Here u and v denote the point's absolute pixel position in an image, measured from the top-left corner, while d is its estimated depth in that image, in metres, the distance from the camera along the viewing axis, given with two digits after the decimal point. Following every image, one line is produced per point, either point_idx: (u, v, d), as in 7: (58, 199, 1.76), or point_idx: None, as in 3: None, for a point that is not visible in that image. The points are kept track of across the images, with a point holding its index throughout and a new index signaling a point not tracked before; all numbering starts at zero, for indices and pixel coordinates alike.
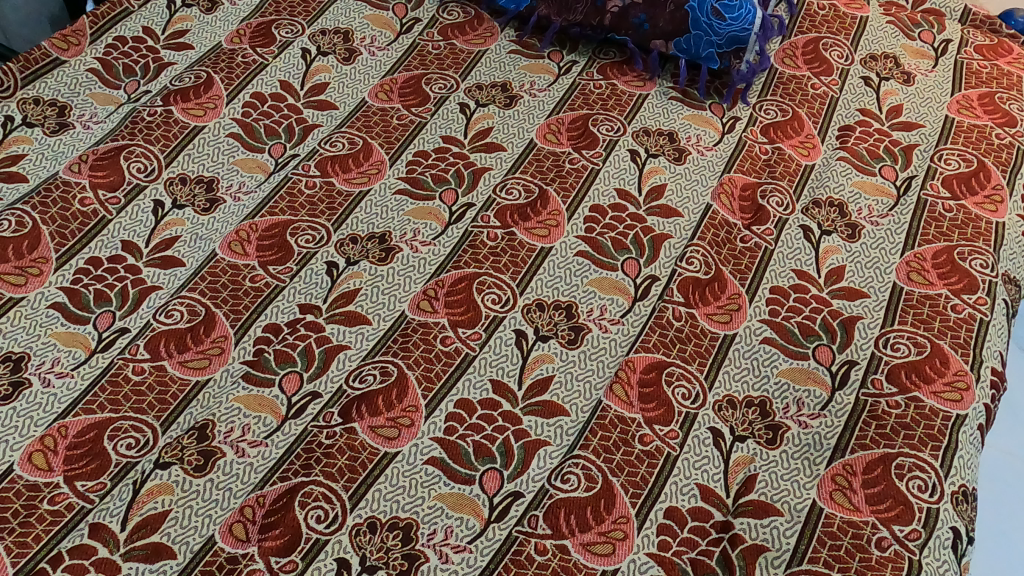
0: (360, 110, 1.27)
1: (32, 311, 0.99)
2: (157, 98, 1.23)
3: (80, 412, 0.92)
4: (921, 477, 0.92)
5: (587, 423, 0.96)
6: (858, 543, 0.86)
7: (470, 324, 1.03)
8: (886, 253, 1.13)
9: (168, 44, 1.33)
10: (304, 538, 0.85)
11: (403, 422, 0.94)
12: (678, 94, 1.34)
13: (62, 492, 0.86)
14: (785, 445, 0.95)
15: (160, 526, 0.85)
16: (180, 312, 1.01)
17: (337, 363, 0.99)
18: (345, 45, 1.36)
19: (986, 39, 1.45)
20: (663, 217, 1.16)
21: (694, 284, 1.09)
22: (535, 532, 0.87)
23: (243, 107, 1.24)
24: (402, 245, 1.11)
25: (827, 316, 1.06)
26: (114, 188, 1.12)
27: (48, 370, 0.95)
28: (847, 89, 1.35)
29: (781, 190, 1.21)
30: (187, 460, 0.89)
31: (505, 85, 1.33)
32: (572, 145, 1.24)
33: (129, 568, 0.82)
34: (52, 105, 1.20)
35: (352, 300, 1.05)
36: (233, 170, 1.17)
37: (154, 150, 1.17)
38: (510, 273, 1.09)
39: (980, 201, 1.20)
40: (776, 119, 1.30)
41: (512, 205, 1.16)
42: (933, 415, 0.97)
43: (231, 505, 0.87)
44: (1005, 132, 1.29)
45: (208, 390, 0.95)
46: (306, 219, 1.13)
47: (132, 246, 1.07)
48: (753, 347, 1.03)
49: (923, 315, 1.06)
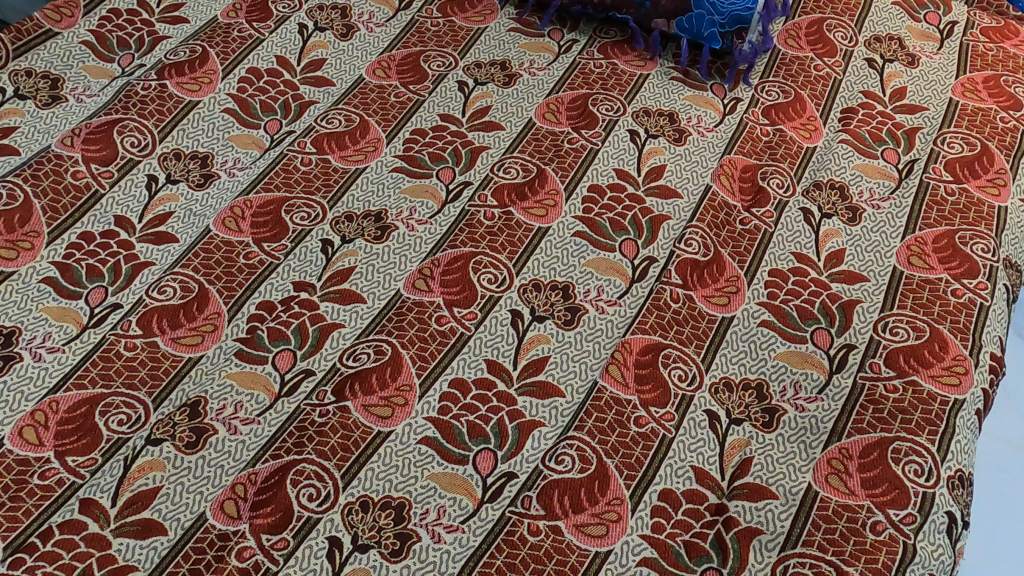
0: (358, 87, 1.26)
1: (24, 285, 0.98)
2: (151, 72, 1.22)
3: (71, 387, 0.91)
4: (917, 461, 0.91)
5: (582, 404, 0.95)
6: (853, 527, 0.86)
7: (465, 303, 1.02)
8: (887, 237, 1.12)
9: (163, 18, 1.31)
10: (295, 516, 0.84)
11: (397, 401, 0.93)
12: (679, 75, 1.32)
13: (52, 467, 0.85)
14: (782, 429, 0.94)
15: (151, 502, 0.84)
16: (172, 288, 1.00)
17: (331, 341, 0.98)
18: (343, 21, 1.35)
19: (992, 22, 1.43)
20: (662, 198, 1.15)
21: (692, 266, 1.08)
22: (529, 512, 0.86)
23: (239, 82, 1.23)
24: (398, 223, 1.10)
25: (826, 299, 1.05)
26: (107, 162, 1.10)
27: (39, 345, 0.94)
28: (850, 71, 1.33)
29: (781, 172, 1.19)
30: (179, 437, 0.89)
31: (505, 63, 1.32)
32: (571, 125, 1.23)
33: (120, 544, 0.81)
34: (44, 77, 1.19)
35: (346, 278, 1.04)
36: (228, 146, 1.16)
37: (148, 125, 1.15)
38: (506, 253, 1.07)
39: (982, 184, 1.19)
40: (778, 100, 1.29)
41: (510, 184, 1.15)
42: (931, 400, 0.96)
43: (222, 482, 0.86)
44: (1010, 115, 1.28)
45: (200, 367, 0.95)
46: (302, 196, 1.11)
47: (125, 221, 1.06)
48: (751, 330, 1.02)
49: (923, 299, 1.05)
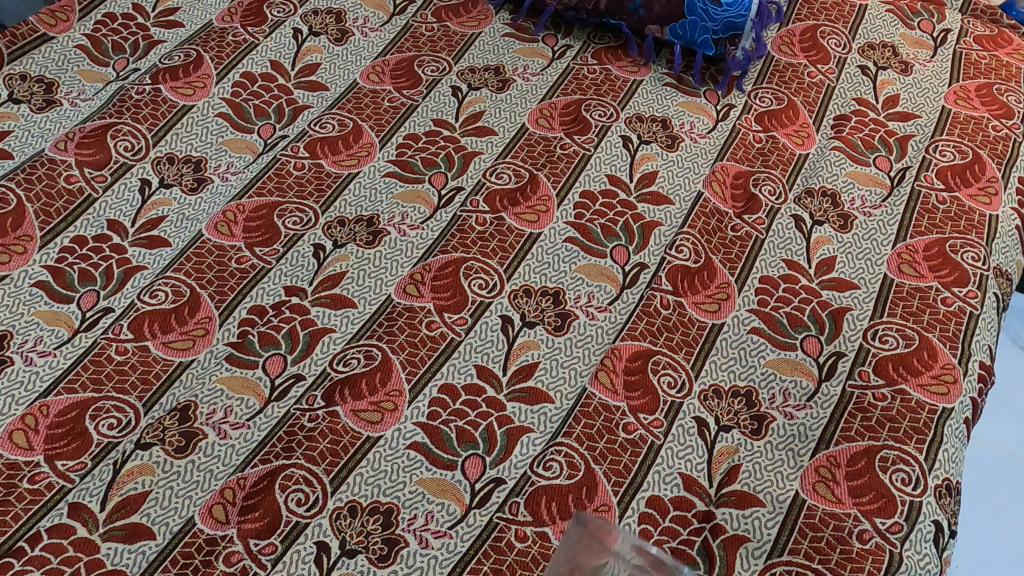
0: (351, 92, 1.26)
1: (16, 289, 0.99)
2: (145, 76, 1.22)
3: (62, 391, 0.91)
4: (905, 470, 0.91)
5: (571, 411, 0.95)
6: (840, 535, 0.86)
7: (456, 309, 1.03)
8: (877, 244, 1.12)
9: (158, 23, 1.32)
10: (283, 521, 0.84)
11: (387, 406, 0.94)
12: (673, 81, 1.33)
13: (42, 471, 0.86)
14: (770, 436, 0.94)
15: (140, 506, 0.84)
16: (164, 292, 1.01)
17: (321, 346, 0.98)
18: (337, 25, 1.35)
19: (986, 30, 1.44)
20: (653, 204, 1.15)
21: (682, 273, 1.08)
22: (516, 518, 0.87)
23: (233, 87, 1.23)
24: (389, 228, 1.10)
25: (817, 306, 1.05)
26: (100, 167, 1.11)
27: (30, 349, 0.94)
28: (843, 78, 1.34)
29: (773, 178, 1.19)
30: (168, 441, 0.89)
31: (498, 69, 1.32)
32: (564, 130, 1.23)
33: (108, 548, 0.81)
34: (38, 81, 1.19)
35: (337, 283, 1.04)
36: (222, 150, 1.16)
37: (142, 129, 1.16)
38: (497, 258, 1.08)
39: (974, 192, 1.19)
40: (771, 107, 1.29)
41: (502, 189, 1.15)
42: (919, 408, 0.96)
43: (211, 486, 0.86)
44: (1002, 124, 1.28)
45: (191, 370, 0.95)
46: (294, 201, 1.12)
47: (118, 225, 1.06)
48: (741, 336, 1.02)
49: (913, 308, 1.05)
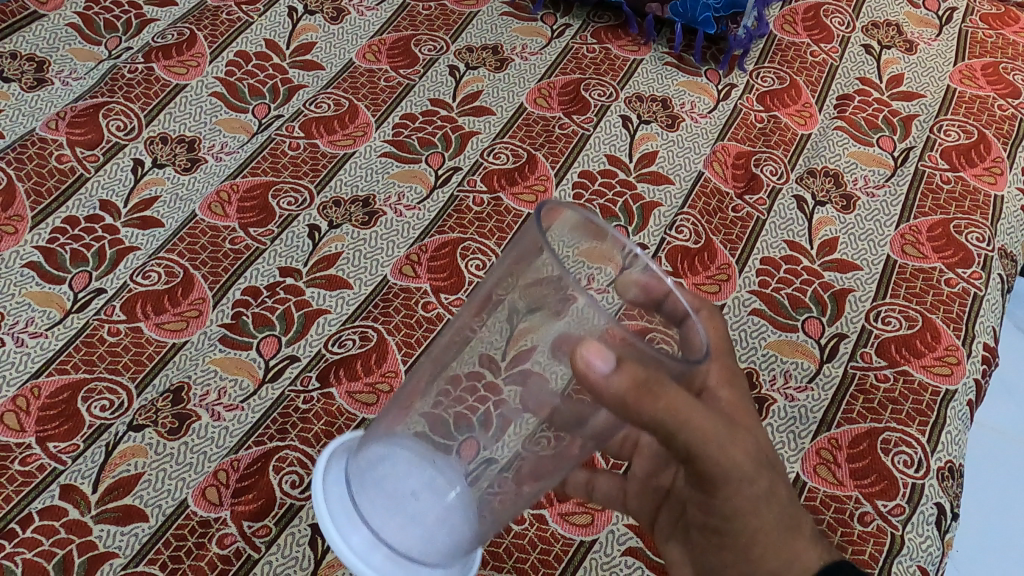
0: (347, 71, 1.24)
1: (7, 270, 0.97)
2: (138, 55, 1.20)
3: (54, 372, 0.90)
4: (907, 452, 0.90)
5: None
6: (841, 517, 0.85)
7: (452, 290, 1.02)
8: (881, 225, 1.11)
9: (152, 1, 1.30)
10: (277, 503, 0.83)
11: (381, 387, 0.92)
12: (674, 60, 1.31)
13: (33, 453, 0.84)
14: (772, 418, 0.92)
15: (133, 488, 0.83)
16: (157, 273, 0.99)
17: (316, 328, 0.97)
18: (333, 4, 1.34)
19: (992, 8, 1.42)
20: (653, 184, 1.14)
21: (682, 253, 1.06)
22: None
23: (227, 66, 1.22)
24: (385, 208, 1.08)
25: (818, 288, 1.04)
26: (92, 147, 1.09)
27: (22, 329, 0.93)
28: (846, 57, 1.32)
29: (775, 159, 1.18)
30: (161, 423, 0.88)
31: (496, 48, 1.30)
32: (562, 110, 1.22)
33: (101, 530, 0.80)
34: (29, 60, 1.18)
35: (333, 264, 1.02)
36: (215, 130, 1.15)
37: (135, 108, 1.14)
38: (495, 239, 1.07)
39: (979, 172, 1.17)
40: (773, 86, 1.27)
41: (500, 169, 1.14)
42: (922, 390, 0.95)
43: (204, 469, 0.85)
44: (1008, 102, 1.26)
45: (184, 351, 0.93)
46: (289, 180, 1.10)
47: (110, 206, 1.05)
48: (742, 317, 1.00)
49: (916, 289, 1.04)
